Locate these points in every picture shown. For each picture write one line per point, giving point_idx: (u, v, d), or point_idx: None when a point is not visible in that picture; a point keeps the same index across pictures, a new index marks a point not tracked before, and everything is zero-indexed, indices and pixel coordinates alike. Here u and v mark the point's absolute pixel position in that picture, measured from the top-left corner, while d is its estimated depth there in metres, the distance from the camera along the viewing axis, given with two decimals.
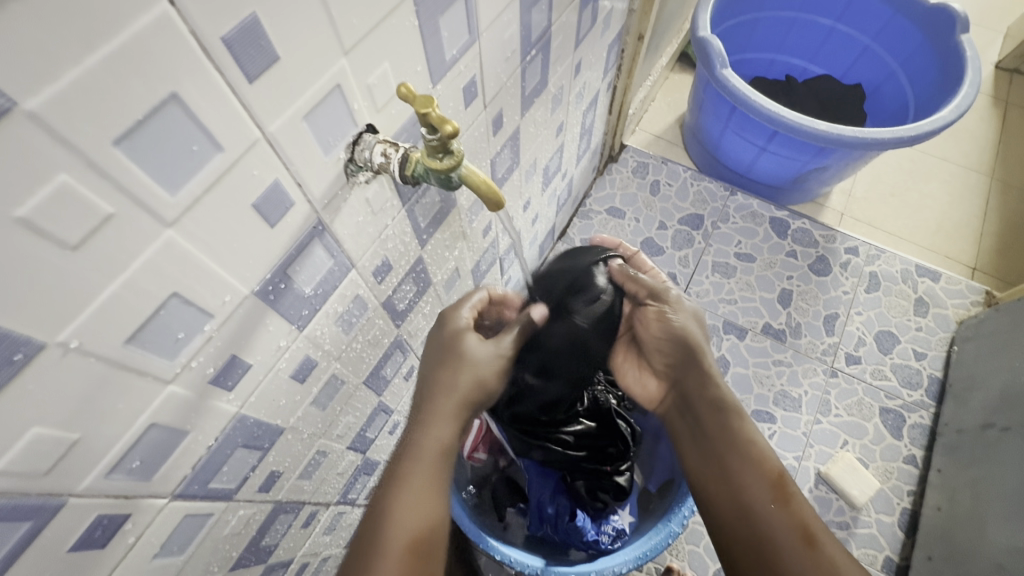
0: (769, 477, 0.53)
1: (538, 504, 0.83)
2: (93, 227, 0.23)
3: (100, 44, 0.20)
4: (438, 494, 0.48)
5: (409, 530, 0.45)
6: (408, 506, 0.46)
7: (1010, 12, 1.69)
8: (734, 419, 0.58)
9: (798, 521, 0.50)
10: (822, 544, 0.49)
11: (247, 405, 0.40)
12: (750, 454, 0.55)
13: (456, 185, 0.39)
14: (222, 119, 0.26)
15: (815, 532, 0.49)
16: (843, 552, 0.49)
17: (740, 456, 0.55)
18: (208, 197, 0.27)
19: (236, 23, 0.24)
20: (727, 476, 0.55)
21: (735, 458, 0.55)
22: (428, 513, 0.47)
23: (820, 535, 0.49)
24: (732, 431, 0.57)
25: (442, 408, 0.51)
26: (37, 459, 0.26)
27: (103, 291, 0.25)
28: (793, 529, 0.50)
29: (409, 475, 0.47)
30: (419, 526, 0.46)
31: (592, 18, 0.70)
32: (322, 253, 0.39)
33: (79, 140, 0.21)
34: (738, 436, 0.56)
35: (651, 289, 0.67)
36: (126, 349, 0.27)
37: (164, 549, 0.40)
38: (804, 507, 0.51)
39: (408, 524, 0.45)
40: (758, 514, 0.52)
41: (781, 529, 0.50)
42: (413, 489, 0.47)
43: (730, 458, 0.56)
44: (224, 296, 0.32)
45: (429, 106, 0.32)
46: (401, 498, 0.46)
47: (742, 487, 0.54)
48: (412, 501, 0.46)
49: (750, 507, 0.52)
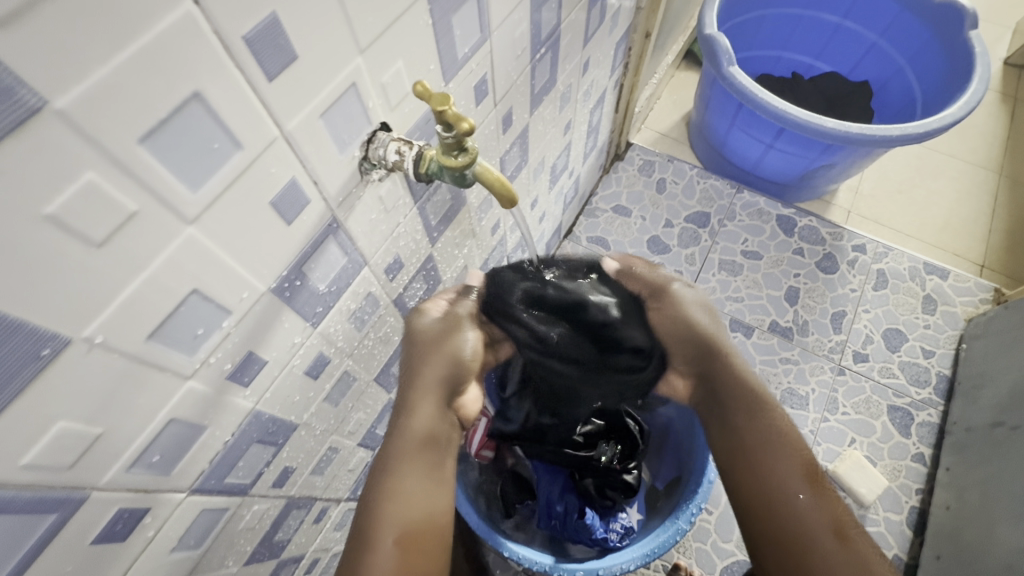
0: (802, 474, 0.54)
1: (547, 502, 0.83)
2: (117, 225, 0.23)
3: (127, 43, 0.20)
4: (430, 479, 0.49)
5: (406, 516, 0.46)
6: (402, 494, 0.47)
7: (1018, 8, 1.68)
8: (766, 414, 0.59)
9: (832, 519, 0.51)
10: (853, 541, 0.50)
11: (262, 401, 0.40)
12: (783, 448, 0.56)
13: (469, 182, 0.39)
14: (242, 117, 0.26)
15: (845, 528, 0.51)
16: (874, 551, 0.50)
17: (774, 450, 0.56)
18: (227, 195, 0.28)
19: (257, 22, 0.24)
20: (761, 468, 0.56)
21: (767, 452, 0.56)
22: (423, 499, 0.48)
23: (852, 533, 0.51)
24: (763, 423, 0.58)
25: (424, 394, 0.52)
26: (61, 453, 0.26)
27: (127, 287, 0.25)
28: (828, 525, 0.51)
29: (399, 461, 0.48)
30: (412, 514, 0.47)
31: (600, 16, 0.70)
32: (336, 251, 0.39)
33: (105, 138, 0.21)
34: (772, 432, 0.57)
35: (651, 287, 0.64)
36: (148, 345, 0.28)
37: (181, 543, 0.40)
38: (835, 502, 0.53)
39: (404, 510, 0.46)
40: (791, 508, 0.52)
41: (817, 525, 0.51)
42: (405, 477, 0.48)
43: (763, 452, 0.56)
44: (241, 293, 0.32)
45: (445, 103, 0.33)
46: (395, 486, 0.47)
47: (775, 481, 0.54)
48: (405, 488, 0.47)
49: (781, 500, 0.53)
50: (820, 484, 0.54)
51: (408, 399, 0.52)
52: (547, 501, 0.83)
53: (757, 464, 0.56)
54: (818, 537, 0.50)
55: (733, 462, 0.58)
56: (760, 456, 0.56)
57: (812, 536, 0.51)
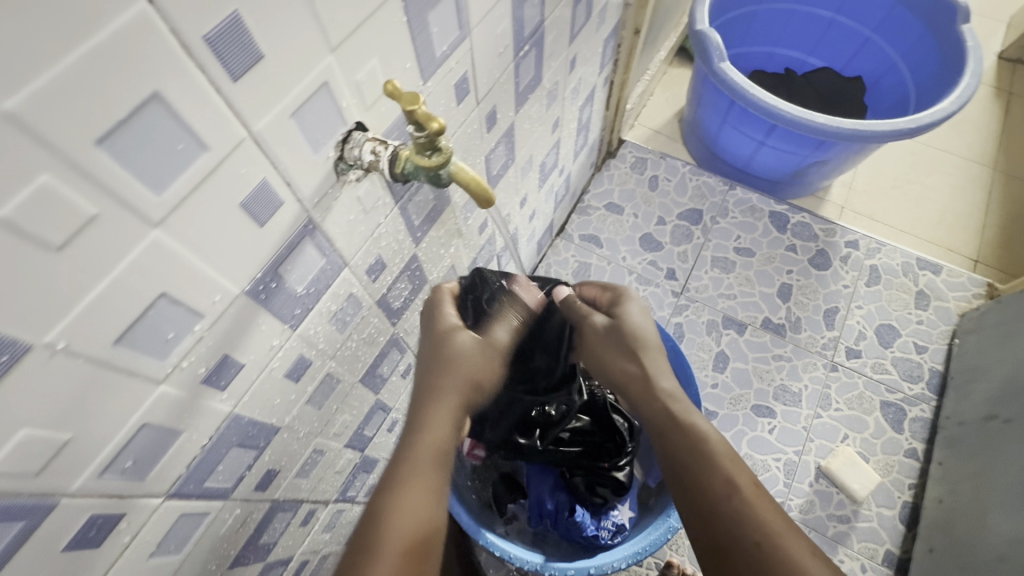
0: (732, 476, 0.51)
1: (538, 500, 0.83)
2: (76, 229, 0.23)
3: (77, 43, 0.20)
4: (438, 496, 0.48)
5: (410, 527, 0.44)
6: (410, 501, 0.46)
7: (1013, 2, 1.67)
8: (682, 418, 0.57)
9: (764, 514, 0.47)
10: (781, 542, 0.46)
11: (241, 404, 0.40)
12: (703, 452, 0.53)
13: (446, 182, 0.39)
14: (206, 118, 0.26)
15: (771, 530, 0.46)
16: (806, 548, 0.45)
17: (696, 457, 0.53)
18: (195, 197, 0.27)
19: (218, 20, 0.24)
20: (689, 477, 0.52)
21: (690, 459, 0.53)
22: (429, 513, 0.46)
23: (774, 531, 0.46)
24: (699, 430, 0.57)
25: (446, 406, 0.54)
26: (27, 459, 0.26)
27: (91, 292, 0.25)
28: (757, 522, 0.47)
29: (412, 472, 0.48)
30: (420, 523, 0.45)
31: (587, 12, 0.69)
32: (314, 252, 0.39)
33: (58, 140, 0.21)
34: (691, 438, 0.55)
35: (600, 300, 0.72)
36: (115, 350, 0.28)
37: (160, 548, 0.40)
38: (764, 502, 0.49)
39: (411, 516, 0.45)
40: (717, 514, 0.49)
41: (741, 526, 0.47)
42: (415, 486, 0.47)
43: (694, 451, 0.54)
44: (213, 296, 0.32)
45: (416, 102, 0.32)
46: (401, 492, 0.46)
47: (704, 488, 0.51)
48: (412, 497, 0.46)
49: (708, 504, 0.50)
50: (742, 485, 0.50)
51: (426, 410, 0.53)
52: (538, 499, 0.83)
53: (683, 473, 0.53)
54: (742, 541, 0.46)
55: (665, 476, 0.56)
56: (692, 464, 0.53)
57: (738, 538, 0.47)
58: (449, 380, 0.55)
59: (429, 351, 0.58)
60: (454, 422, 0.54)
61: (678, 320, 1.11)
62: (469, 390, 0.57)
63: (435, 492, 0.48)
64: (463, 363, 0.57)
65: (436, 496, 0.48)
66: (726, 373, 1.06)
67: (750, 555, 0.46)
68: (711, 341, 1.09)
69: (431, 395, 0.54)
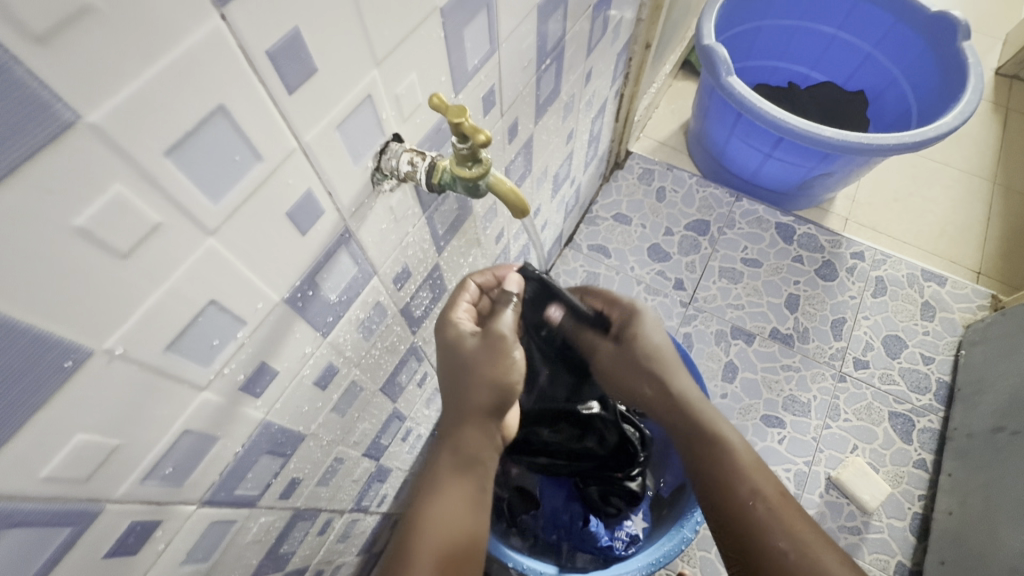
0: (761, 483, 0.57)
1: (552, 511, 0.85)
2: (142, 236, 0.23)
3: (156, 58, 0.20)
4: (475, 502, 0.51)
5: (439, 535, 0.48)
6: (443, 509, 0.49)
7: (1008, 19, 1.71)
8: (710, 425, 0.63)
9: (794, 526, 0.54)
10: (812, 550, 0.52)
11: (273, 411, 0.40)
12: (734, 468, 0.59)
13: (482, 193, 0.40)
14: (262, 129, 0.26)
15: (802, 538, 0.53)
16: (833, 554, 0.52)
17: (726, 469, 0.59)
18: (246, 206, 0.28)
19: (280, 35, 0.25)
20: (721, 488, 0.59)
21: (724, 474, 0.59)
22: (464, 523, 0.49)
23: (809, 546, 0.52)
24: (716, 432, 0.62)
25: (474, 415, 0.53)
26: (80, 465, 0.26)
27: (148, 299, 0.25)
28: (785, 531, 0.53)
29: (447, 482, 0.51)
30: (448, 535, 0.48)
31: (603, 26, 0.71)
32: (348, 261, 0.39)
33: (134, 151, 0.21)
34: (719, 453, 0.61)
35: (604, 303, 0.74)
36: (166, 356, 0.28)
37: (190, 556, 0.40)
38: (790, 506, 0.55)
39: (437, 526, 0.48)
40: (751, 521, 0.55)
41: (775, 534, 0.54)
42: (450, 494, 0.51)
43: (718, 467, 0.60)
44: (256, 303, 0.32)
45: (462, 115, 0.33)
46: (432, 501, 0.50)
47: (731, 497, 0.58)
48: (447, 504, 0.50)
49: (743, 513, 0.56)
50: (774, 494, 0.56)
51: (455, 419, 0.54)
52: (552, 510, 0.85)
53: (714, 487, 0.60)
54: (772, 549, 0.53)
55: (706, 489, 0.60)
56: (737, 482, 0.58)
57: (769, 547, 0.53)
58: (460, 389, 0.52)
59: (453, 380, 0.54)
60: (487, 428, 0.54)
61: (686, 330, 1.11)
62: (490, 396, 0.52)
63: (471, 501, 0.51)
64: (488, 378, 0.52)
65: (467, 501, 0.51)
66: (736, 384, 1.07)
67: (782, 561, 0.52)
68: (719, 350, 1.10)
69: (457, 405, 0.54)
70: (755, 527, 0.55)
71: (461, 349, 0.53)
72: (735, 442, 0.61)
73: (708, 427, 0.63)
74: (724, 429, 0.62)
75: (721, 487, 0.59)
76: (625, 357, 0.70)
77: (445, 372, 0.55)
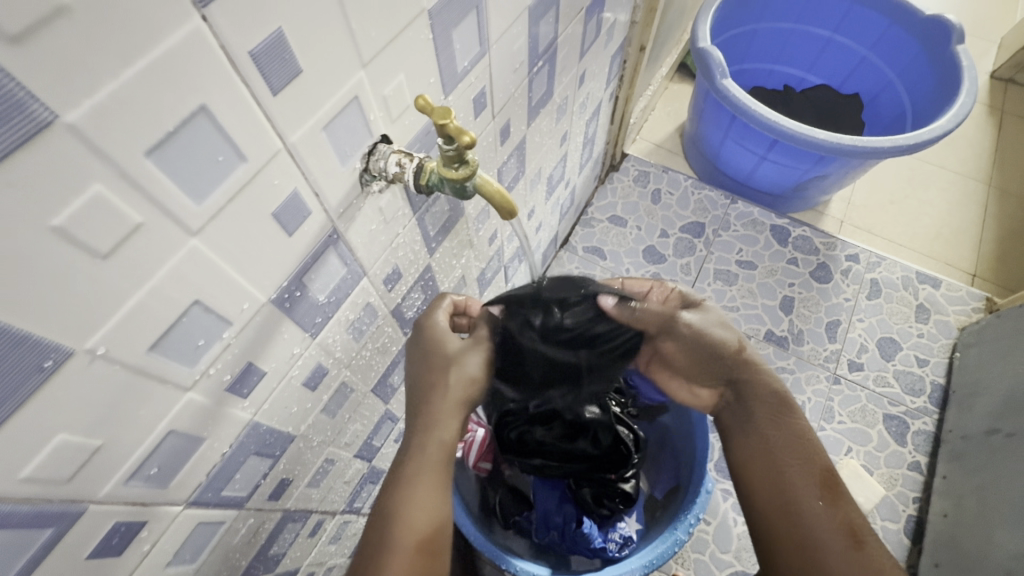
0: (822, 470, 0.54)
1: (544, 514, 0.83)
2: (123, 236, 0.23)
3: (135, 58, 0.20)
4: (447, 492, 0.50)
5: (417, 524, 0.46)
6: (419, 502, 0.47)
7: (1004, 23, 1.72)
8: (773, 407, 0.59)
9: (848, 515, 0.51)
10: (868, 547, 0.49)
11: (261, 412, 0.40)
12: (800, 452, 0.56)
13: (470, 194, 0.40)
14: (246, 130, 0.26)
15: (861, 534, 0.50)
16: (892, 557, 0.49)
17: (785, 453, 0.56)
18: (231, 207, 0.28)
19: (263, 36, 0.25)
20: (779, 478, 0.55)
21: (783, 456, 0.56)
22: (438, 513, 0.48)
23: (865, 536, 0.50)
24: (784, 419, 0.58)
25: (448, 407, 0.52)
26: (61, 465, 0.26)
27: (130, 299, 0.25)
28: (842, 521, 0.50)
29: (416, 472, 0.49)
30: (426, 524, 0.46)
31: (596, 29, 0.71)
32: (336, 261, 0.39)
33: (113, 151, 0.21)
34: (786, 436, 0.57)
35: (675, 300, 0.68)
36: (150, 357, 0.28)
37: (177, 557, 0.40)
38: (853, 508, 0.51)
39: (412, 516, 0.46)
40: (805, 507, 0.52)
41: (832, 533, 0.50)
42: (424, 488, 0.48)
43: (777, 457, 0.56)
44: (242, 304, 0.32)
45: (447, 117, 0.33)
46: (404, 493, 0.48)
47: (787, 480, 0.54)
48: (424, 496, 0.48)
49: (801, 507, 0.52)
50: (833, 484, 0.53)
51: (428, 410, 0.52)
52: (544, 513, 0.83)
53: (770, 470, 0.55)
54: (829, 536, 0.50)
55: (761, 469, 0.56)
56: (799, 467, 0.54)
57: (821, 531, 0.50)
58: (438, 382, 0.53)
59: (428, 374, 0.53)
60: (458, 422, 0.53)
61: None
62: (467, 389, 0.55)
63: (443, 494, 0.49)
64: (464, 375, 0.55)
65: (438, 489, 0.49)
66: None
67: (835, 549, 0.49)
68: None
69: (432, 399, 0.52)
70: (807, 514, 0.51)
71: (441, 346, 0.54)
72: (807, 433, 0.57)
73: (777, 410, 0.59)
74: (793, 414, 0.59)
75: (776, 476, 0.55)
76: (701, 341, 0.64)
77: (422, 367, 0.54)
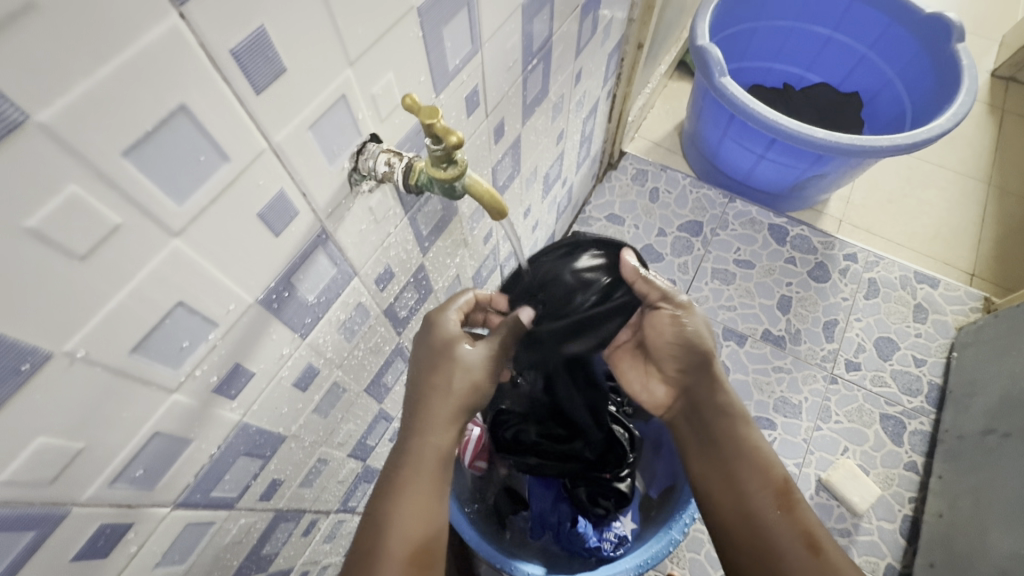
0: (779, 483, 0.56)
1: (540, 513, 0.84)
2: (101, 237, 0.23)
3: (109, 56, 0.20)
4: (439, 504, 0.49)
5: (407, 537, 0.47)
6: (411, 509, 0.48)
7: (1005, 21, 1.71)
8: (732, 417, 0.60)
9: (807, 525, 0.54)
10: (826, 551, 0.52)
11: (250, 413, 0.40)
12: (756, 463, 0.58)
13: (459, 194, 0.40)
14: (228, 129, 0.26)
15: (818, 540, 0.53)
16: (844, 556, 0.53)
17: (745, 467, 0.58)
18: (214, 207, 0.28)
19: (244, 34, 0.24)
20: (738, 490, 0.57)
21: (742, 470, 0.58)
22: (427, 524, 0.48)
23: (822, 543, 0.53)
24: (738, 433, 0.59)
25: (444, 414, 0.51)
26: (41, 468, 0.26)
27: (110, 300, 0.25)
28: (803, 532, 0.53)
29: (405, 481, 0.49)
30: (417, 534, 0.47)
31: (592, 27, 0.70)
32: (326, 261, 0.39)
33: (89, 151, 0.21)
34: (743, 449, 0.59)
35: (664, 292, 0.63)
36: (132, 358, 0.28)
37: (165, 558, 0.40)
38: (807, 514, 0.55)
39: (403, 528, 0.47)
40: (766, 524, 0.55)
41: (790, 542, 0.53)
42: (412, 496, 0.48)
43: (734, 469, 0.58)
44: (228, 304, 0.32)
45: (435, 116, 0.33)
46: (395, 506, 0.48)
47: (746, 496, 0.57)
48: (413, 507, 0.48)
49: (760, 518, 0.55)
50: (790, 495, 0.56)
51: (422, 416, 0.51)
52: (540, 512, 0.84)
53: (729, 485, 0.58)
54: (791, 550, 0.52)
55: (716, 488, 0.59)
56: (755, 480, 0.57)
57: (784, 546, 0.53)
58: (438, 386, 0.51)
59: (429, 379, 0.51)
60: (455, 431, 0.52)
61: None
62: (468, 397, 0.52)
63: (435, 502, 0.49)
64: (467, 379, 0.52)
65: (433, 500, 0.49)
66: None
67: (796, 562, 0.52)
68: None
69: (427, 404, 0.51)
70: (765, 531, 0.54)
71: (450, 342, 0.53)
72: (760, 444, 0.59)
73: (735, 422, 0.60)
74: (747, 424, 0.60)
75: (735, 491, 0.57)
76: (673, 338, 0.62)
77: (424, 370, 0.52)
